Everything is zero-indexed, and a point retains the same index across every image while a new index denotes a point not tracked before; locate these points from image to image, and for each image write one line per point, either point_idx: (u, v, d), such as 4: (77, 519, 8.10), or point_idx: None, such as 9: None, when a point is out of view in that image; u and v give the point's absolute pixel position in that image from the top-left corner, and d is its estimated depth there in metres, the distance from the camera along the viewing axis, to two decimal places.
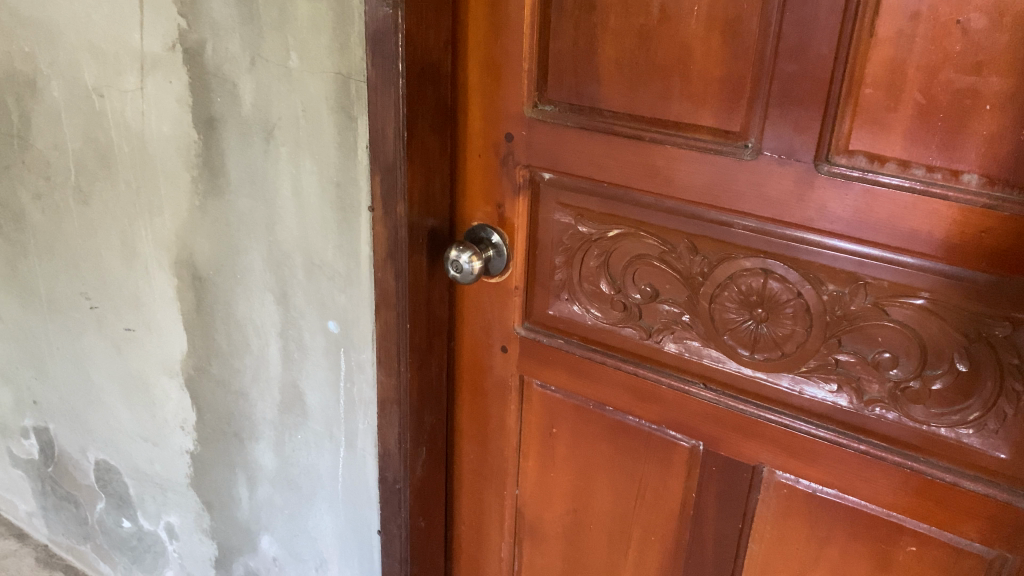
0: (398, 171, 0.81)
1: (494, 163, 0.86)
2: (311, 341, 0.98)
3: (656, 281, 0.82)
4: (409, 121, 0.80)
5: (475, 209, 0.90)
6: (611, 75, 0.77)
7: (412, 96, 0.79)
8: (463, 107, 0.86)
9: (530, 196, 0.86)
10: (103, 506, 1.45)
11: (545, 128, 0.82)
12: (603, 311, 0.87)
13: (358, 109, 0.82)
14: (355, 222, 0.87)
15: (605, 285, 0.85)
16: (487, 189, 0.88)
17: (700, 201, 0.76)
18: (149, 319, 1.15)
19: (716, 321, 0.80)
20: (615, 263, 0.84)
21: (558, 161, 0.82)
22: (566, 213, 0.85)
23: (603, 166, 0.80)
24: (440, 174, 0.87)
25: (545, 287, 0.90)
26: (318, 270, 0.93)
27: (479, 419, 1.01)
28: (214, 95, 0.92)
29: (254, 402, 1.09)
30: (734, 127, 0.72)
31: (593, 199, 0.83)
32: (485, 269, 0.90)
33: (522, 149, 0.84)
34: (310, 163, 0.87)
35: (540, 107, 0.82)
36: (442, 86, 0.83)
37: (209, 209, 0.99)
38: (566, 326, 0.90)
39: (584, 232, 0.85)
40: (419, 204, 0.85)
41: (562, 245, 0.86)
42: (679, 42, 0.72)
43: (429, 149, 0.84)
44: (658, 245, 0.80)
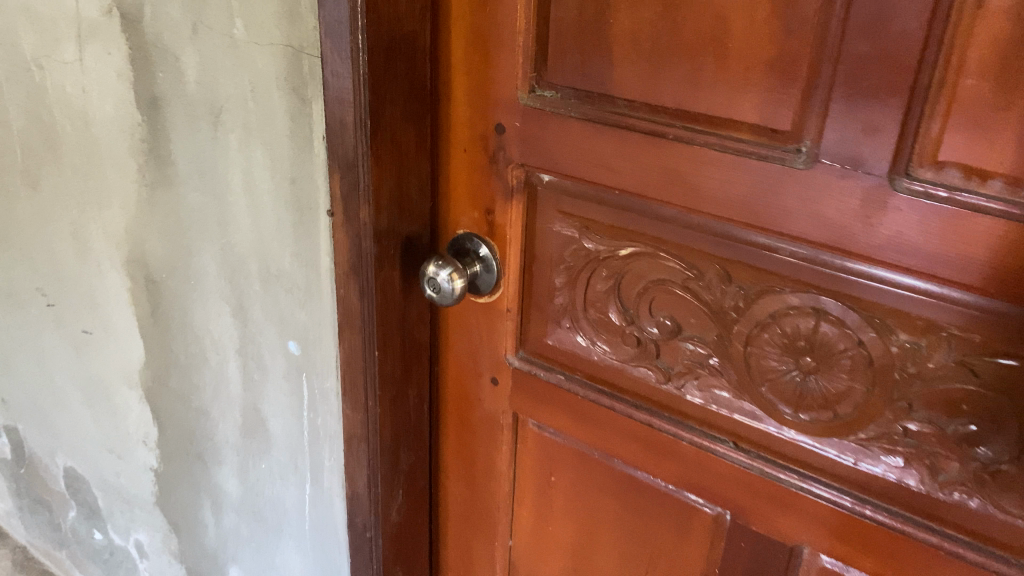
0: (361, 169, 0.66)
1: (482, 159, 0.70)
2: (270, 361, 0.84)
3: (677, 313, 0.66)
4: (374, 108, 0.64)
5: (462, 214, 0.74)
6: (626, 54, 0.60)
7: (378, 77, 0.63)
8: (446, 89, 0.70)
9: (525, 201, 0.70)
10: (75, 514, 1.33)
11: (544, 120, 0.65)
12: (612, 345, 0.70)
13: (314, 91, 0.66)
14: (313, 227, 0.72)
15: (615, 314, 0.69)
16: (474, 190, 0.72)
17: (737, 219, 0.59)
18: (104, 321, 1.02)
19: (753, 368, 0.63)
20: (628, 288, 0.67)
21: (559, 160, 0.66)
22: (569, 225, 0.69)
23: (614, 170, 0.63)
24: (417, 172, 0.71)
25: (542, 311, 0.74)
26: (275, 280, 0.78)
27: (465, 458, 0.85)
28: (156, 70, 0.77)
29: (215, 423, 0.95)
30: (784, 125, 0.55)
31: (601, 210, 0.66)
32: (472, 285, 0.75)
33: (516, 144, 0.68)
34: (262, 155, 0.72)
35: (538, 92, 0.65)
36: (420, 64, 0.67)
37: (158, 203, 0.85)
38: (568, 360, 0.74)
39: (590, 251, 0.68)
40: (390, 208, 0.69)
41: (564, 263, 0.70)
42: (715, 13, 0.55)
43: (402, 142, 0.68)
44: (682, 270, 0.64)
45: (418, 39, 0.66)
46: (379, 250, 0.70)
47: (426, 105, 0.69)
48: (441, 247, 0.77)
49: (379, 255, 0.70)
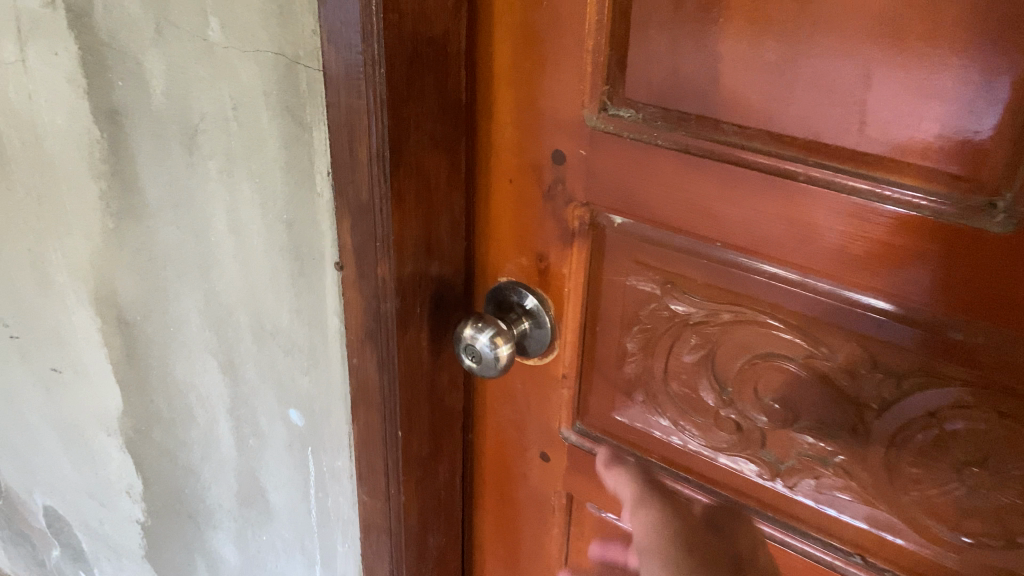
0: (377, 216, 0.50)
1: (534, 194, 0.55)
2: (268, 429, 0.69)
3: (793, 397, 0.51)
4: (396, 138, 0.48)
5: (505, 259, 0.59)
6: (741, 65, 0.44)
7: (401, 98, 0.47)
8: (487, 104, 0.54)
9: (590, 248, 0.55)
10: (59, 554, 1.20)
11: (619, 148, 0.50)
12: (702, 428, 0.56)
13: (314, 114, 0.50)
14: (317, 282, 0.56)
15: (709, 394, 0.54)
16: (523, 230, 0.57)
17: (890, 291, 0.44)
18: (75, 361, 0.87)
19: (895, 474, 0.49)
20: (726, 362, 0.53)
21: (639, 200, 0.51)
22: (647, 279, 0.54)
23: (718, 217, 0.48)
24: (450, 211, 0.55)
25: (608, 379, 0.59)
26: (271, 339, 0.63)
27: (506, 538, 0.71)
28: (113, 77, 0.60)
29: (207, 485, 0.81)
30: (973, 171, 0.40)
31: (694, 265, 0.51)
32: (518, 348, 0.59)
33: (581, 176, 0.52)
34: (249, 190, 0.57)
35: (612, 111, 0.49)
36: (455, 75, 0.51)
37: (126, 236, 0.69)
38: (642, 440, 0.60)
39: (677, 313, 0.53)
40: (417, 261, 0.54)
41: (639, 325, 0.55)
42: (880, 14, 0.39)
43: (432, 177, 0.52)
44: (803, 345, 0.49)
45: (453, 42, 0.50)
46: (404, 314, 0.54)
47: (462, 127, 0.53)
48: (478, 297, 0.62)
49: (404, 319, 0.54)
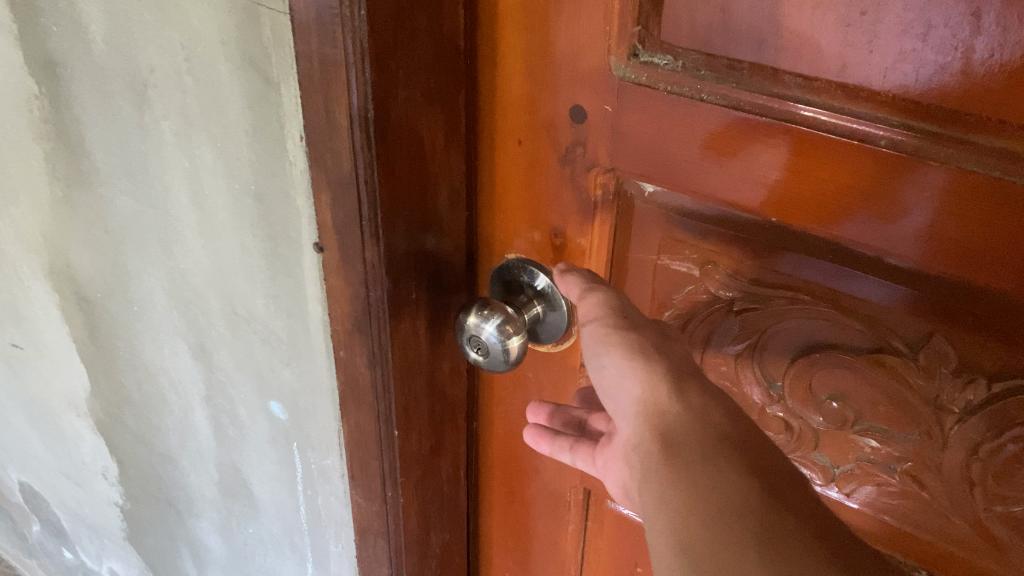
0: (360, 190, 0.42)
1: (548, 158, 0.46)
2: (249, 420, 0.61)
3: (856, 396, 0.43)
4: (381, 97, 0.39)
5: (513, 235, 0.51)
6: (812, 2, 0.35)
7: (386, 47, 0.38)
8: (489, 52, 0.45)
9: (616, 221, 0.47)
10: (40, 529, 1.14)
11: (652, 102, 0.41)
12: None
13: (281, 68, 0.41)
14: (294, 264, 0.48)
15: (756, 390, 0.47)
16: (534, 201, 0.48)
17: (984, 279, 0.37)
18: (36, 338, 0.79)
19: (977, 487, 0.42)
20: (776, 355, 0.45)
21: (676, 166, 0.42)
22: (684, 258, 0.46)
23: (773, 188, 0.40)
24: (449, 179, 0.47)
25: None
26: (246, 324, 0.55)
27: (516, 533, 0.65)
28: (45, 21, 0.51)
29: (186, 473, 0.74)
30: None
31: (741, 243, 0.43)
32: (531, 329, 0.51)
33: (604, 139, 0.44)
34: (210, 156, 0.48)
35: (644, 57, 0.41)
36: (452, 16, 0.42)
37: (78, 205, 0.61)
38: None
39: (718, 296, 0.45)
40: (409, 241, 0.45)
41: (674, 310, 0.48)
42: None
43: (426, 140, 0.44)
44: (870, 337, 0.42)
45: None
46: (396, 302, 0.46)
47: (462, 79, 0.45)
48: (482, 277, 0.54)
49: (396, 308, 0.47)
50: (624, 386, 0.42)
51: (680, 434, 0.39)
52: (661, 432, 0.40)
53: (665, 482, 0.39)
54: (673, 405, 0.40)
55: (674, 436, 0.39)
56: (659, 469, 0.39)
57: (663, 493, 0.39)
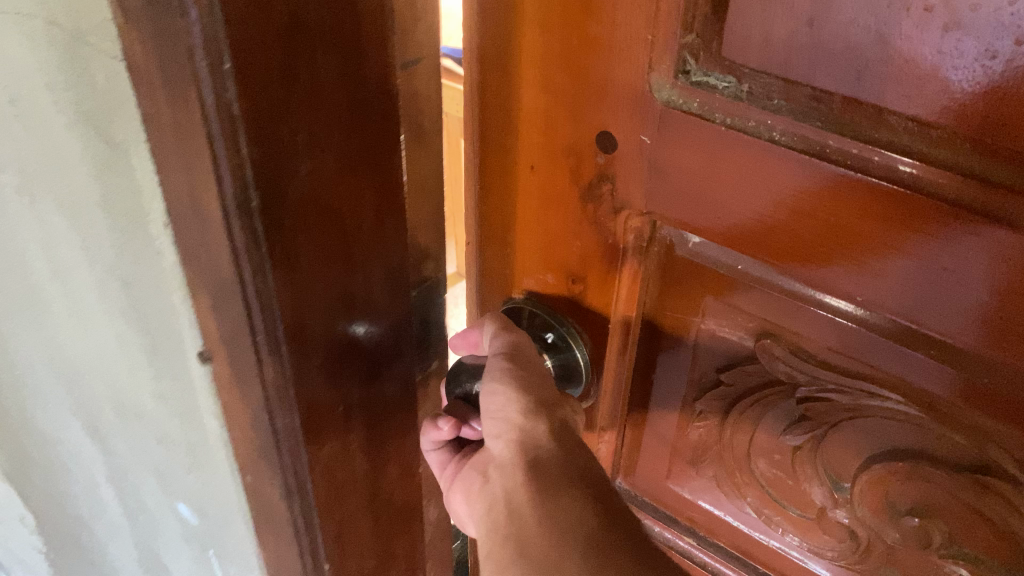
0: (248, 300, 0.30)
1: (570, 191, 0.37)
2: (155, 503, 0.52)
3: (942, 514, 0.34)
4: (271, 175, 0.28)
5: (522, 273, 0.42)
6: (918, 20, 0.25)
7: (273, 109, 0.26)
8: (502, 54, 0.35)
9: (649, 274, 0.37)
10: None
11: (705, 137, 0.31)
12: (803, 528, 0.40)
13: (124, 132, 0.29)
14: (179, 366, 0.37)
15: (818, 488, 0.38)
16: (550, 234, 0.39)
17: None
18: None
19: None
20: (848, 452, 0.36)
21: (737, 217, 0.32)
22: (736, 325, 0.36)
23: (864, 261, 0.30)
24: (375, 273, 0.35)
25: (667, 439, 0.43)
26: (137, 413, 0.45)
27: None
28: None
29: (102, 534, 0.64)
30: None
31: (816, 322, 0.33)
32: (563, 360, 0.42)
33: (642, 173, 0.34)
34: (59, 223, 0.36)
35: (698, 76, 0.31)
36: (379, 52, 0.30)
37: None
38: (705, 516, 0.44)
39: (779, 377, 0.36)
40: (328, 347, 0.34)
41: (722, 383, 0.38)
42: None
43: (348, 219, 0.32)
44: (972, 451, 0.32)
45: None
46: (310, 424, 0.35)
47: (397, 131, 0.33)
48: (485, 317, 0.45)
49: (309, 434, 0.35)
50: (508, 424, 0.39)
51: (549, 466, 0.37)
52: (530, 466, 0.37)
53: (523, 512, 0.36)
54: (546, 445, 0.37)
55: (533, 457, 0.37)
56: (521, 497, 0.36)
57: (512, 522, 0.36)
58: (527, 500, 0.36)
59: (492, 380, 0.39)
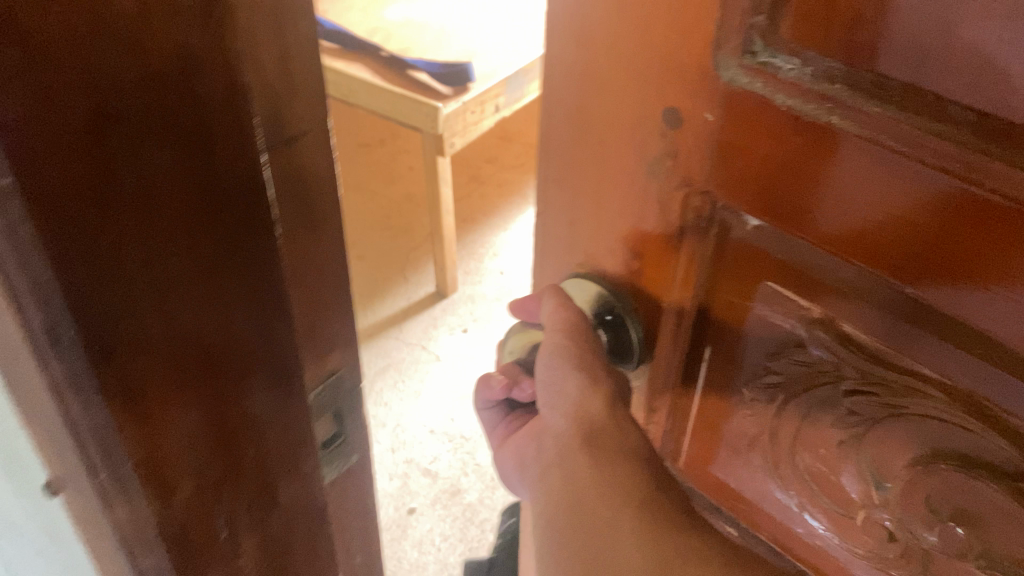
0: (70, 415, 0.25)
1: (633, 166, 0.38)
2: None
3: (986, 530, 0.34)
4: (93, 280, 0.22)
5: (586, 248, 0.43)
6: (982, 4, 0.25)
7: (81, 217, 0.21)
8: (585, 28, 0.37)
9: (706, 255, 0.38)
10: None
11: (769, 116, 0.32)
12: (841, 530, 0.39)
13: None
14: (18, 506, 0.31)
15: (858, 488, 0.38)
16: (615, 208, 0.40)
17: None
18: None
19: None
20: (893, 453, 0.36)
21: (795, 200, 0.33)
22: (787, 312, 0.36)
23: (901, 251, 0.30)
24: (280, 361, 0.31)
25: (712, 425, 0.43)
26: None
27: None
28: None
29: None
30: None
31: (864, 312, 0.33)
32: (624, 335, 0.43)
33: (707, 151, 0.35)
34: None
35: (763, 57, 0.31)
36: (224, 154, 0.25)
37: None
38: (745, 506, 0.44)
39: (825, 367, 0.37)
40: (183, 451, 0.29)
41: (771, 370, 0.39)
42: None
43: (214, 352, 0.28)
44: (1019, 463, 0.31)
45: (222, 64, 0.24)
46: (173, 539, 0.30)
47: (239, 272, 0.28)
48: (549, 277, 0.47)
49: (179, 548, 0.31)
50: (562, 387, 0.40)
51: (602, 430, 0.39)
52: (585, 430, 0.39)
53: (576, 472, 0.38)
54: (600, 411, 0.39)
55: (586, 425, 0.39)
56: (575, 457, 0.38)
57: (564, 479, 0.38)
58: (580, 459, 0.38)
59: (551, 344, 0.41)
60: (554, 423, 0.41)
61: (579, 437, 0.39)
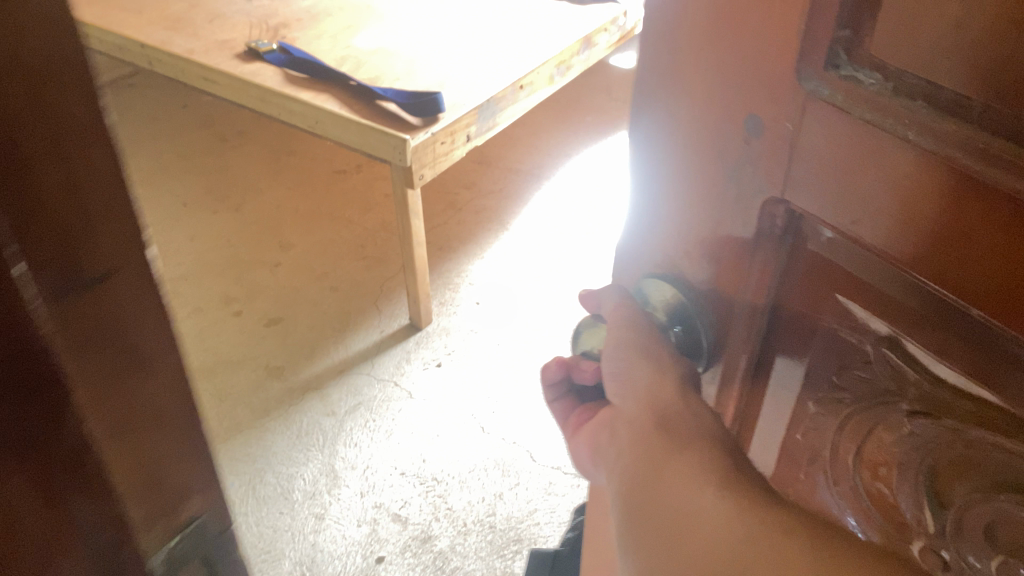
0: None
1: (713, 166, 0.47)
2: None
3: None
4: None
5: (657, 225, 0.54)
6: None
7: None
8: (686, 43, 0.45)
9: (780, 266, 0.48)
10: None
11: (864, 134, 0.38)
12: (873, 526, 0.49)
13: None
14: None
15: (906, 504, 0.46)
16: (700, 224, 0.50)
17: None
18: None
19: None
20: (929, 467, 0.45)
21: (881, 209, 0.38)
22: (859, 322, 0.45)
23: (944, 262, 0.37)
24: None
25: (779, 408, 0.54)
26: None
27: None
28: None
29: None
30: None
31: (914, 308, 0.41)
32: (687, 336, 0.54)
33: (790, 153, 0.42)
34: None
35: (848, 71, 0.38)
36: None
37: None
38: (803, 492, 0.55)
39: (888, 364, 0.45)
40: None
41: (823, 376, 0.50)
42: None
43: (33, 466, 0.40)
44: None
45: None
46: None
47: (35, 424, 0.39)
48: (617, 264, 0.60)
49: None
50: (636, 379, 0.52)
51: (683, 425, 0.50)
52: (670, 433, 0.49)
53: (670, 480, 0.48)
54: (675, 400, 0.51)
55: (661, 413, 0.51)
56: (669, 475, 0.48)
57: (658, 471, 0.49)
58: (664, 449, 0.49)
59: (627, 346, 0.53)
60: (624, 410, 0.53)
61: (663, 438, 0.49)
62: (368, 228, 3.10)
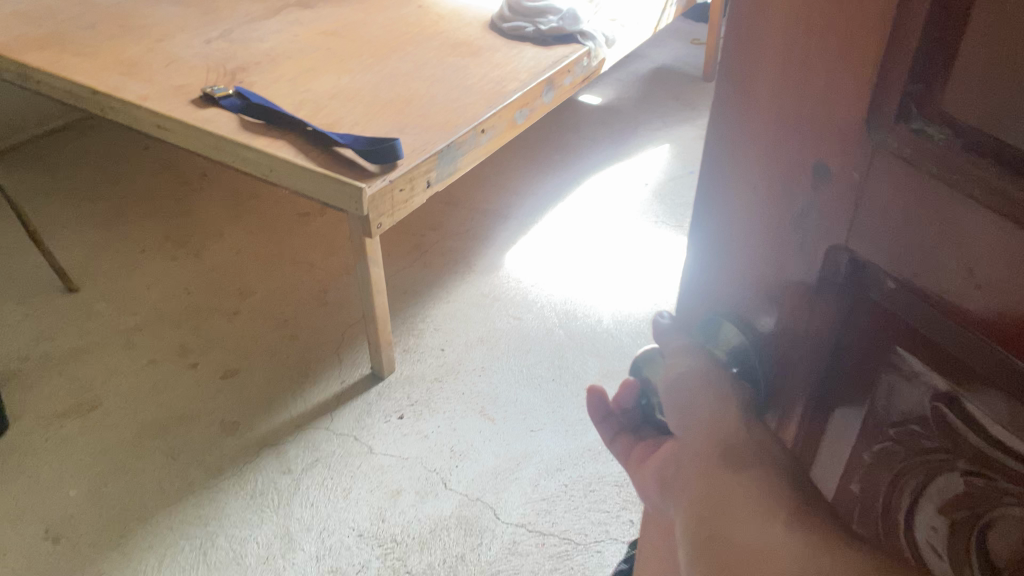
0: None
1: (784, 202, 0.69)
2: None
3: None
4: None
5: (737, 252, 0.76)
6: None
7: None
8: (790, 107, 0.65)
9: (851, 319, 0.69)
10: None
11: (915, 188, 0.55)
12: (905, 550, 0.69)
13: None
14: None
15: (925, 528, 0.65)
16: (784, 278, 0.72)
17: None
18: None
19: None
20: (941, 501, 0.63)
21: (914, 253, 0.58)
22: (910, 362, 0.64)
23: (982, 322, 0.54)
24: None
25: (847, 450, 0.75)
26: None
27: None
28: None
29: None
30: None
31: (933, 320, 0.59)
32: (743, 367, 0.81)
33: (847, 195, 0.61)
34: None
35: (918, 124, 0.54)
36: None
37: None
38: (853, 514, 0.76)
39: (943, 417, 0.62)
40: None
41: (879, 421, 0.70)
42: None
43: None
44: None
45: None
46: None
47: None
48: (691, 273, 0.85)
49: None
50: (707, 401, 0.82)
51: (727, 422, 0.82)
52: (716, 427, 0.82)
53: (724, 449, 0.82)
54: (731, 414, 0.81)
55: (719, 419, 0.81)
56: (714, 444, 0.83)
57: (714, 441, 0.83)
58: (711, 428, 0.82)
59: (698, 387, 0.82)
60: (688, 423, 0.86)
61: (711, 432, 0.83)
62: (330, 270, 3.07)
